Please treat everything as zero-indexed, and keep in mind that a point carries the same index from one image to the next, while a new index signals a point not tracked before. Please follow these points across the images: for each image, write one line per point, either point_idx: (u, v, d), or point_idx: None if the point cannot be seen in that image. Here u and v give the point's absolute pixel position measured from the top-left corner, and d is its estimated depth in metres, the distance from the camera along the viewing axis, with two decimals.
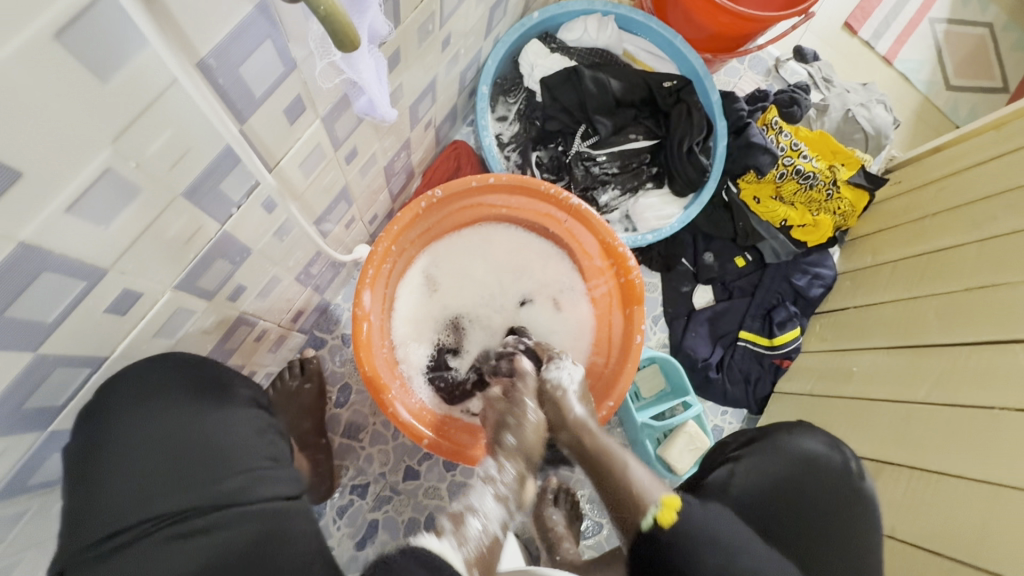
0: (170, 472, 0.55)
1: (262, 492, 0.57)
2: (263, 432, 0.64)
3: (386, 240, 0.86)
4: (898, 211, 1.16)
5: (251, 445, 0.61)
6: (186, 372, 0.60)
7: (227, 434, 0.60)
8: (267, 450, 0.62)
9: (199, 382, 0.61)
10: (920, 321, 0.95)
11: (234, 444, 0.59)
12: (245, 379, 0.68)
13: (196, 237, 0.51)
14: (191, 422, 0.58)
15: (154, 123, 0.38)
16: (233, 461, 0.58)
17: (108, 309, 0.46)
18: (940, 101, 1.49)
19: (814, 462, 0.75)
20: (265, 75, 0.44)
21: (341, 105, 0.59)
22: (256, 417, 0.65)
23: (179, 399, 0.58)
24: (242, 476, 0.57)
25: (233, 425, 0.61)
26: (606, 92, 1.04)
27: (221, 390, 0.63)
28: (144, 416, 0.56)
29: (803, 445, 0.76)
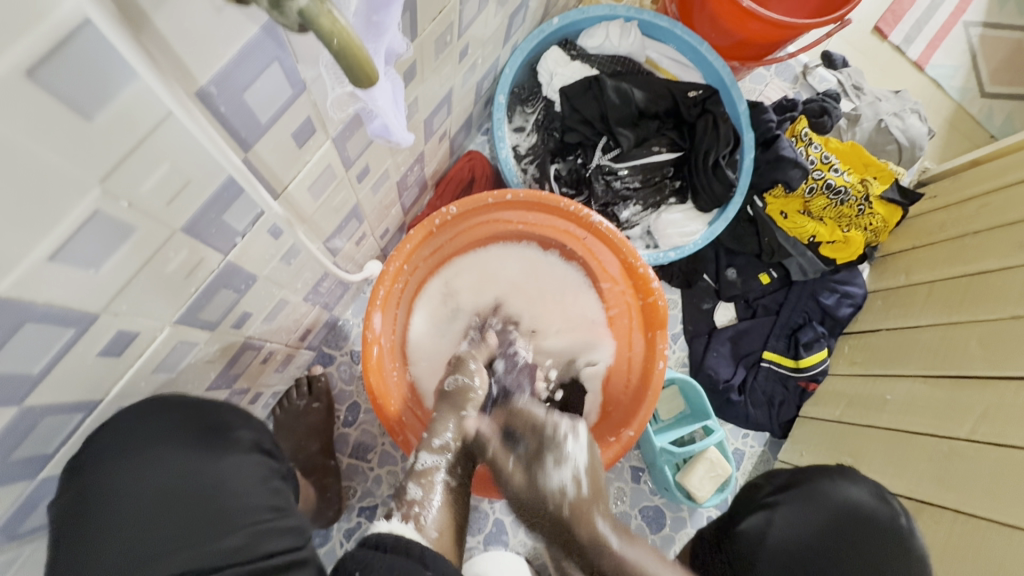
0: (167, 526, 0.54)
1: (270, 547, 0.57)
2: (267, 480, 0.61)
3: (398, 259, 0.83)
4: (934, 228, 1.10)
5: (255, 496, 0.59)
6: (188, 418, 0.58)
7: (231, 484, 0.58)
8: (271, 500, 0.60)
9: (201, 427, 0.59)
10: (963, 351, 0.90)
11: (240, 498, 0.58)
12: (249, 421, 0.65)
13: (198, 269, 0.47)
14: (192, 470, 0.57)
15: (150, 159, 0.34)
16: (237, 517, 0.57)
17: (101, 352, 0.43)
18: (974, 109, 1.43)
19: (862, 515, 0.70)
20: (272, 101, 0.41)
21: (353, 125, 0.55)
22: (263, 465, 0.62)
23: (178, 446, 0.57)
24: (245, 533, 0.56)
25: (240, 473, 0.59)
26: (629, 103, 1.00)
27: (222, 433, 0.61)
28: (144, 463, 0.55)
29: (845, 492, 0.72)
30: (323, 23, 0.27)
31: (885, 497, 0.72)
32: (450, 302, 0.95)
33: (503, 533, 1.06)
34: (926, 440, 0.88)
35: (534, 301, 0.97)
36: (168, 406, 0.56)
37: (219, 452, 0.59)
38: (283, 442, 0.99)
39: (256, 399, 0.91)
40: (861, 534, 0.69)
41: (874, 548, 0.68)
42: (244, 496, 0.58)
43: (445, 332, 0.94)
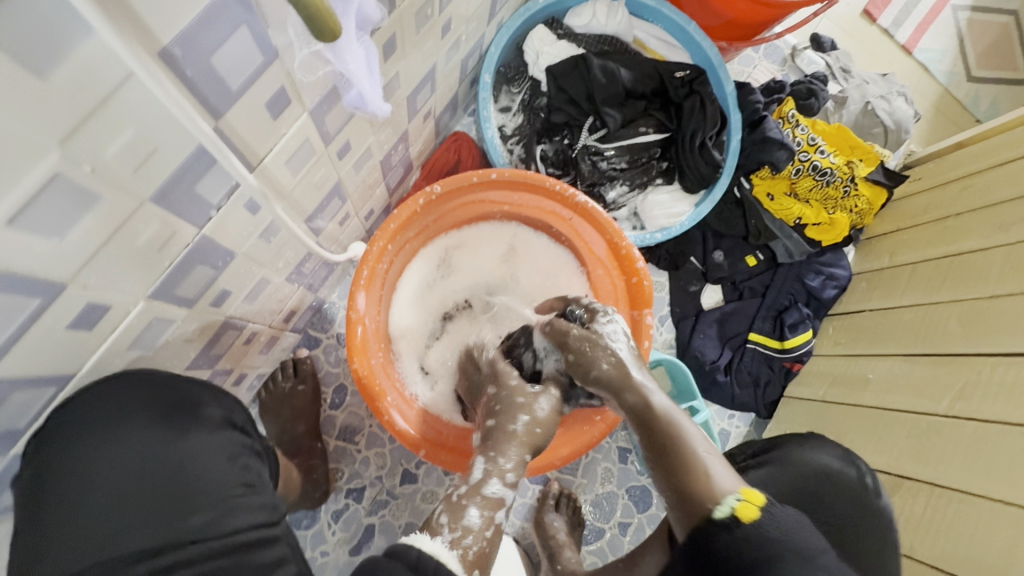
0: (130, 509, 0.52)
1: (233, 524, 0.55)
2: (237, 457, 0.60)
3: (382, 238, 0.83)
4: (918, 209, 1.11)
5: (220, 474, 0.57)
6: (148, 397, 0.55)
7: (194, 464, 0.56)
8: (243, 476, 0.59)
9: (167, 405, 0.57)
10: (942, 329, 0.91)
11: (205, 476, 0.56)
12: (218, 396, 0.63)
13: (170, 242, 0.46)
14: (157, 449, 0.55)
15: (110, 123, 0.33)
16: (199, 496, 0.55)
17: (71, 325, 0.43)
18: (960, 93, 1.43)
19: (830, 474, 0.72)
20: (241, 67, 0.39)
21: (331, 97, 0.54)
22: (232, 440, 0.61)
23: (140, 426, 0.55)
24: (210, 512, 0.55)
25: (209, 448, 0.58)
26: (615, 82, 0.98)
27: (187, 411, 0.59)
28: (103, 443, 0.53)
29: (818, 459, 0.73)
30: None
31: (851, 458, 0.74)
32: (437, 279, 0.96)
33: None
34: (903, 416, 0.90)
35: (521, 278, 0.97)
36: (130, 384, 0.54)
37: (183, 432, 0.57)
38: (269, 425, 0.99)
39: (241, 380, 0.91)
40: (822, 489, 0.71)
41: (842, 508, 0.70)
42: (209, 474, 0.56)
43: (432, 310, 0.95)
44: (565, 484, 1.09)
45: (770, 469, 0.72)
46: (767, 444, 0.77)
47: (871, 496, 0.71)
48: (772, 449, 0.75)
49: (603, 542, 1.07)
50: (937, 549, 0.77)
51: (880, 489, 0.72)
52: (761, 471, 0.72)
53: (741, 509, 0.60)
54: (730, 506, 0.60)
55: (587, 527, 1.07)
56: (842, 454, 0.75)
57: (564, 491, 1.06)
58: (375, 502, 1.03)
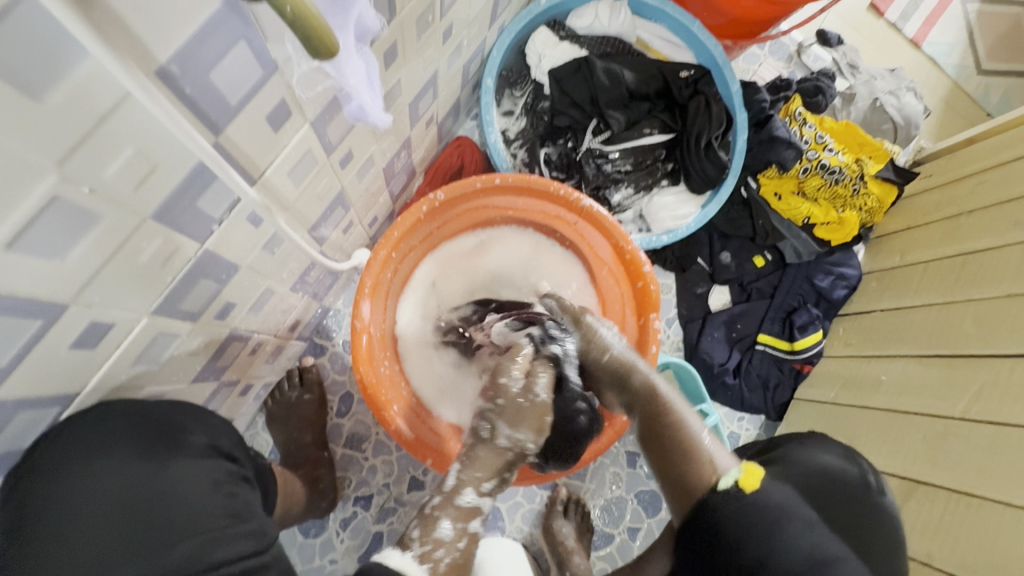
0: (114, 540, 0.52)
1: (217, 557, 0.55)
2: (221, 484, 0.60)
3: (386, 246, 0.82)
4: (930, 206, 1.09)
5: (206, 500, 0.57)
6: (132, 424, 0.55)
7: (180, 494, 0.56)
8: (227, 504, 0.59)
9: (152, 431, 0.57)
10: (956, 329, 0.90)
11: (191, 504, 0.56)
12: (201, 424, 0.63)
13: (173, 258, 0.46)
14: (139, 479, 0.54)
15: (107, 143, 0.33)
16: (188, 526, 0.55)
17: (74, 346, 0.42)
18: (970, 87, 1.41)
19: (833, 474, 0.68)
20: (240, 82, 0.39)
21: (332, 108, 0.54)
22: (217, 467, 0.61)
23: (126, 454, 0.54)
24: (196, 542, 0.54)
25: (191, 476, 0.58)
26: (619, 84, 0.97)
27: (170, 438, 0.58)
28: (83, 477, 0.52)
29: (819, 459, 0.69)
30: None
31: (854, 459, 0.70)
32: (443, 278, 0.94)
33: (499, 519, 1.06)
34: (916, 419, 0.88)
35: (528, 280, 0.96)
36: (114, 413, 0.54)
37: (164, 460, 0.57)
38: (276, 434, 0.99)
39: (248, 391, 0.91)
40: (827, 491, 0.66)
41: (842, 510, 0.65)
42: (194, 504, 0.56)
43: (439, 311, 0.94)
44: (574, 489, 1.08)
45: (772, 468, 0.69)
46: (771, 445, 0.75)
47: (874, 493, 0.68)
48: (774, 450, 0.72)
49: (612, 548, 1.06)
50: (959, 558, 0.75)
51: (882, 487, 0.68)
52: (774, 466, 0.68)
53: (742, 480, 0.64)
54: (734, 478, 0.65)
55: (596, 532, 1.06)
56: (844, 453, 0.72)
57: (572, 497, 1.06)
58: (382, 510, 1.02)
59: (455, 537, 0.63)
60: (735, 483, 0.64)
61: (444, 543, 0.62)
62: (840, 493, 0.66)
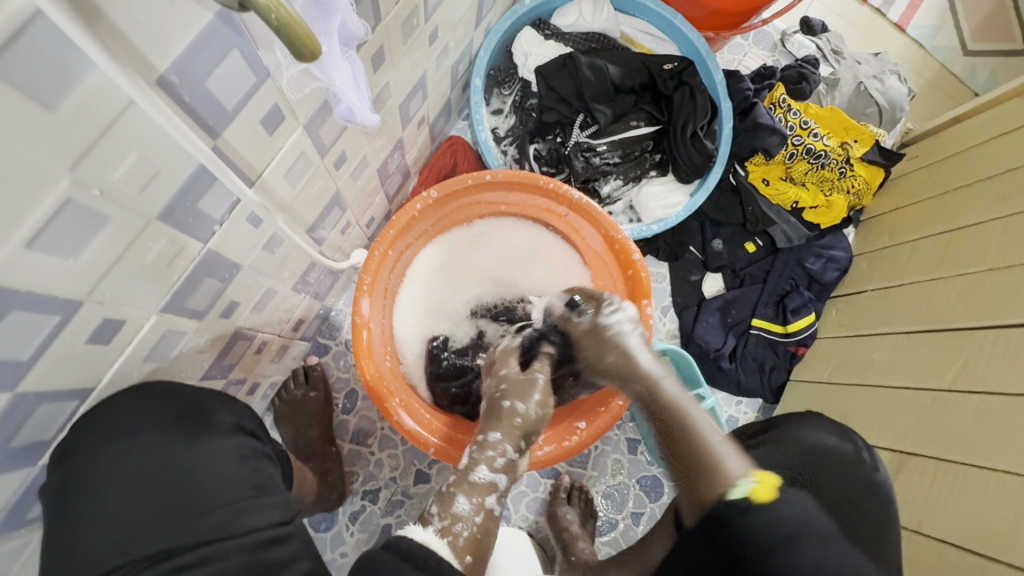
0: (147, 511, 0.55)
1: (249, 523, 0.57)
2: (245, 459, 0.62)
3: (383, 245, 0.85)
4: (917, 187, 1.11)
5: (231, 475, 0.59)
6: (156, 408, 0.57)
7: (205, 470, 0.58)
8: (252, 479, 0.61)
9: (176, 413, 0.59)
10: (944, 304, 0.91)
11: (219, 479, 0.58)
12: (228, 404, 0.66)
13: (178, 257, 0.49)
14: (173, 453, 0.57)
15: (115, 149, 0.36)
16: (216, 497, 0.57)
17: (89, 341, 0.45)
18: (956, 68, 1.42)
19: (829, 453, 0.72)
20: (235, 88, 0.42)
21: (323, 111, 0.57)
22: (241, 444, 0.63)
23: (155, 435, 0.57)
24: (227, 510, 0.57)
25: (218, 454, 0.60)
26: (604, 78, 1.00)
27: (198, 418, 0.61)
28: (120, 453, 0.55)
29: (816, 437, 0.74)
30: (261, 1, 0.29)
31: (848, 436, 0.74)
32: (439, 270, 0.97)
33: (504, 509, 1.09)
34: (907, 394, 0.90)
35: (523, 269, 0.99)
36: (141, 398, 0.57)
37: (196, 438, 0.59)
38: (284, 432, 1.02)
39: (254, 390, 0.94)
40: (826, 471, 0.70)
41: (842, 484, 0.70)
42: (219, 477, 0.58)
43: (438, 301, 0.97)
44: (577, 477, 1.10)
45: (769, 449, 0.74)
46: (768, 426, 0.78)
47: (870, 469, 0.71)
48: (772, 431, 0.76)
49: (616, 533, 1.08)
50: (949, 525, 0.76)
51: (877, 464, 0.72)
52: (761, 451, 0.74)
53: (755, 491, 0.59)
54: (746, 490, 0.59)
55: (600, 518, 1.08)
56: (839, 432, 0.75)
57: (576, 484, 1.08)
58: (390, 503, 1.05)
59: (472, 512, 0.62)
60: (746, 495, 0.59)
61: (462, 518, 0.62)
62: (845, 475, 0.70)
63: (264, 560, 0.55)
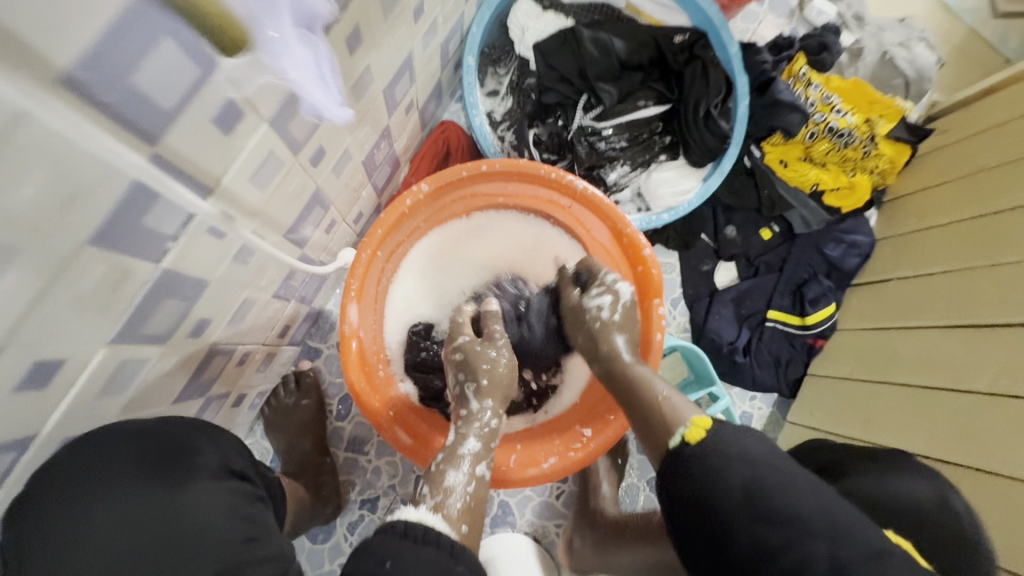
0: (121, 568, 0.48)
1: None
2: (237, 506, 0.56)
3: (370, 245, 0.78)
4: (948, 165, 1.02)
5: (220, 521, 0.53)
6: (136, 450, 0.52)
7: (193, 512, 0.52)
8: (243, 529, 0.55)
9: (158, 453, 0.54)
10: (977, 295, 0.85)
11: (205, 526, 0.52)
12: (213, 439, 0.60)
13: (125, 283, 0.42)
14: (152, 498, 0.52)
15: (18, 168, 0.29)
16: (204, 540, 0.51)
17: (20, 387, 0.39)
18: (986, 33, 1.32)
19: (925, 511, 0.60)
20: (173, 84, 0.35)
21: (291, 105, 0.49)
22: (232, 489, 0.58)
23: (134, 479, 0.51)
24: (214, 557, 0.51)
25: (205, 497, 0.54)
26: (609, 54, 0.91)
27: (183, 458, 0.55)
28: (92, 504, 0.50)
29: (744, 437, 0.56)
30: None
31: None
32: (433, 263, 0.89)
33: (508, 515, 1.03)
34: (933, 395, 0.83)
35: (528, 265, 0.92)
36: (117, 442, 0.51)
37: (181, 480, 0.54)
38: (275, 442, 0.97)
39: (240, 402, 0.88)
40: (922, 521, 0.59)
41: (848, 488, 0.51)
42: (209, 516, 0.53)
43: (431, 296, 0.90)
44: None
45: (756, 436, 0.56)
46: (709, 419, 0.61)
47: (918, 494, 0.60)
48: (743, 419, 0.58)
49: None
50: None
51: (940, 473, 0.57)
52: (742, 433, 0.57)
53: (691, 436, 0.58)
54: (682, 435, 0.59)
55: None
56: None
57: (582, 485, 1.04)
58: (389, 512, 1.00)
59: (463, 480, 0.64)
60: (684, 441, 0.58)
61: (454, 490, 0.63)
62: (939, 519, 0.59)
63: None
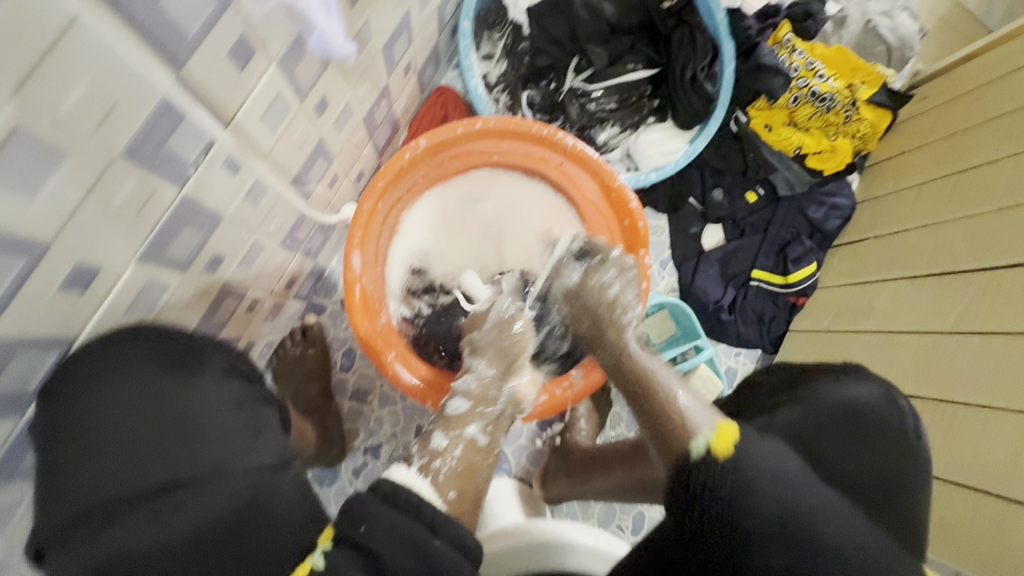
0: (134, 450, 0.51)
1: (251, 461, 0.54)
2: (243, 403, 0.59)
3: (371, 197, 0.82)
4: (925, 129, 1.07)
5: (228, 417, 0.56)
6: (153, 349, 0.55)
7: (201, 409, 0.55)
8: (248, 419, 0.57)
9: (169, 358, 0.56)
10: (948, 248, 0.89)
11: (212, 425, 0.54)
12: (220, 345, 0.62)
13: (151, 202, 0.47)
14: (173, 392, 0.54)
15: (63, 70, 0.33)
16: (209, 436, 0.53)
17: (62, 288, 0.44)
18: (971, 4, 1.35)
19: (862, 411, 0.61)
20: (194, 12, 0.39)
21: (297, 47, 0.53)
22: (236, 387, 0.60)
23: (149, 373, 0.54)
24: (225, 449, 0.53)
25: (213, 397, 0.56)
26: (599, 18, 0.95)
27: (192, 362, 0.58)
28: (114, 389, 0.52)
29: (844, 392, 0.62)
30: None
31: (891, 396, 0.62)
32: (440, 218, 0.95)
33: (505, 462, 1.07)
34: (905, 338, 0.90)
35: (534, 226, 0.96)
36: (134, 337, 0.54)
37: (188, 379, 0.56)
38: (283, 390, 1.02)
39: (250, 349, 0.93)
40: (844, 429, 0.60)
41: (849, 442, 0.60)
42: (217, 417, 0.55)
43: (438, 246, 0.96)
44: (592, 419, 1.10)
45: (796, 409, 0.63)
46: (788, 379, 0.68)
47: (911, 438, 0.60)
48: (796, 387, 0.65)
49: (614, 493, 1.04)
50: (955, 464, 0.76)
51: (920, 428, 0.61)
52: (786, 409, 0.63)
53: (715, 444, 0.58)
54: (706, 440, 0.59)
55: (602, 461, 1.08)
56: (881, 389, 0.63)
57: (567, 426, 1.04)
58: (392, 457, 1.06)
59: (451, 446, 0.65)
60: (707, 448, 0.58)
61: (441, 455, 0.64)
62: (863, 430, 0.60)
63: (259, 505, 0.51)
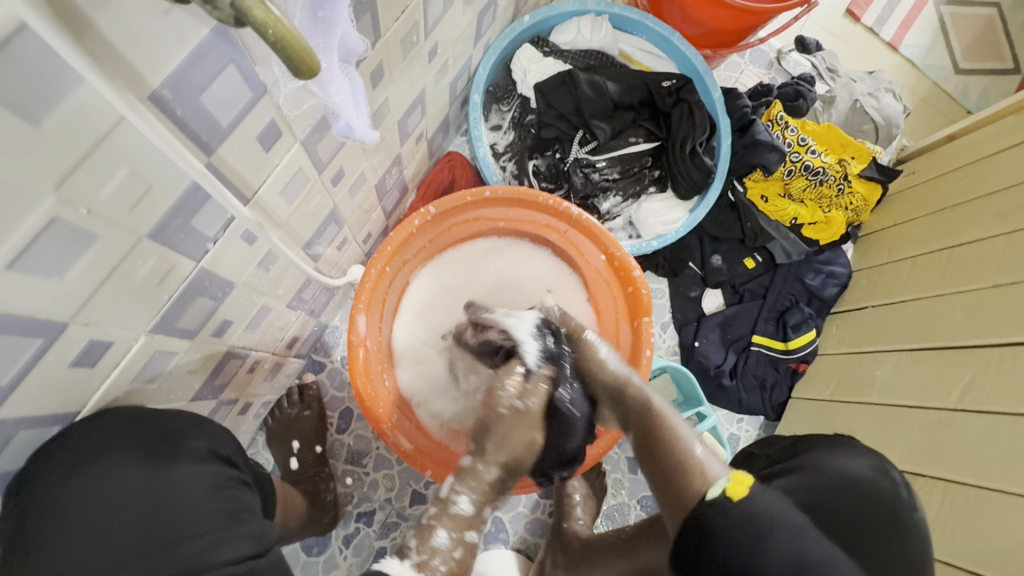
0: (112, 542, 0.53)
1: (219, 556, 0.55)
2: (222, 487, 0.60)
3: (381, 261, 0.82)
4: (914, 203, 1.11)
5: (205, 503, 0.57)
6: (131, 435, 0.54)
7: (178, 498, 0.56)
8: (227, 505, 0.59)
9: (153, 438, 0.56)
10: (946, 322, 0.91)
11: (191, 509, 0.56)
12: (199, 428, 0.62)
13: (169, 276, 0.47)
14: (152, 480, 0.55)
15: (104, 163, 0.35)
16: (188, 527, 0.55)
17: (73, 364, 0.44)
18: (949, 86, 1.43)
19: (858, 486, 0.56)
20: (231, 105, 0.41)
21: (322, 126, 0.56)
22: (218, 471, 0.61)
23: (126, 461, 0.54)
24: (198, 543, 0.55)
25: (194, 480, 0.58)
26: (603, 95, 1.00)
27: (173, 443, 0.58)
28: (91, 479, 0.53)
29: (844, 465, 0.58)
30: (257, 14, 0.27)
31: (885, 467, 0.58)
32: (446, 282, 0.96)
33: (502, 531, 1.04)
34: (910, 411, 0.89)
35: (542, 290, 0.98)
36: (111, 423, 0.53)
37: (168, 464, 0.57)
38: (276, 453, 0.99)
39: (247, 409, 0.92)
40: (847, 506, 0.55)
41: (855, 524, 0.54)
42: (190, 507, 0.56)
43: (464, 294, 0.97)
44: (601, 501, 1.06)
45: (798, 477, 0.59)
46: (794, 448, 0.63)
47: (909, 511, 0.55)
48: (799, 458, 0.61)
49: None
50: (967, 548, 0.73)
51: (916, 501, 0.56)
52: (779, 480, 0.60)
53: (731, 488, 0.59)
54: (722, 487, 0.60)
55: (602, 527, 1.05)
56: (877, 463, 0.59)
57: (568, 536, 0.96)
58: (385, 525, 1.02)
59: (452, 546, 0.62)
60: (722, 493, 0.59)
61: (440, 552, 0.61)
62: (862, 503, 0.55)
63: None
